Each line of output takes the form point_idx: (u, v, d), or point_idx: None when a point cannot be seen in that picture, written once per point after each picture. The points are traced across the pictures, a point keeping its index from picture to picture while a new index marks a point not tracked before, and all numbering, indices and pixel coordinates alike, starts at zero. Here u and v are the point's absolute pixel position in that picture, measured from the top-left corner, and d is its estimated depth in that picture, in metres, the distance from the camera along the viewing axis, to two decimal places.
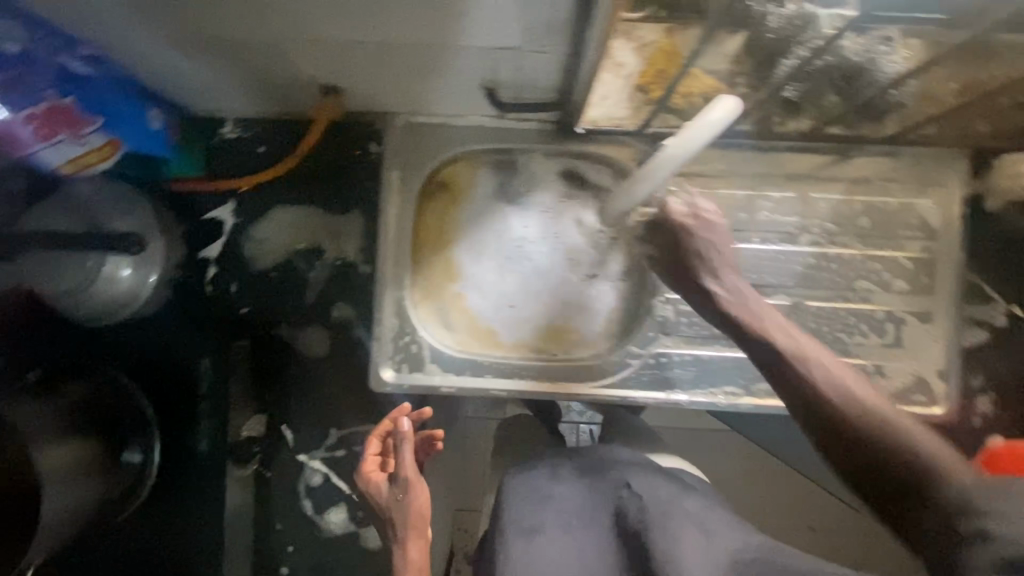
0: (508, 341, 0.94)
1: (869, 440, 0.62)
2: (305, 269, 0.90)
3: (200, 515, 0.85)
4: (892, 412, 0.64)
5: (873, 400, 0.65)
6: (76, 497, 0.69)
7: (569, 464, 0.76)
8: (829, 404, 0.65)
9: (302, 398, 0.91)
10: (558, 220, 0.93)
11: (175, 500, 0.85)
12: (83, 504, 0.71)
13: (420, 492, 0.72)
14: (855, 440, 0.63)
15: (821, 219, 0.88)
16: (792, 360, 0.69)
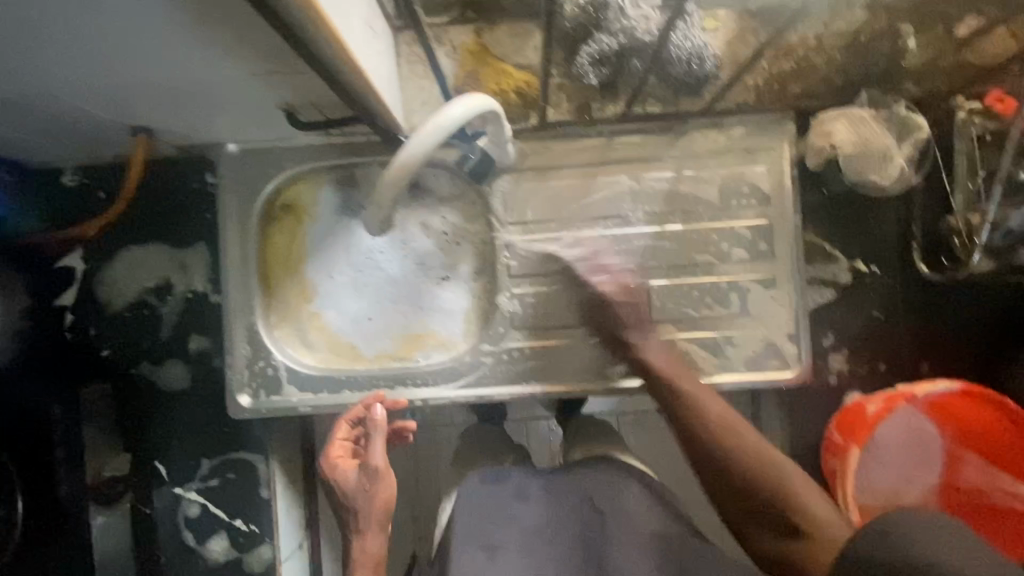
0: (369, 354, 0.95)
1: (756, 481, 0.70)
2: (158, 305, 0.92)
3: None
4: (745, 433, 0.74)
5: (719, 410, 0.77)
6: None
7: (533, 482, 0.81)
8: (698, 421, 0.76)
9: (169, 431, 0.92)
10: (402, 228, 0.94)
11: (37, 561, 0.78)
12: None
13: (383, 488, 0.81)
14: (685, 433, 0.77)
15: (655, 197, 0.89)
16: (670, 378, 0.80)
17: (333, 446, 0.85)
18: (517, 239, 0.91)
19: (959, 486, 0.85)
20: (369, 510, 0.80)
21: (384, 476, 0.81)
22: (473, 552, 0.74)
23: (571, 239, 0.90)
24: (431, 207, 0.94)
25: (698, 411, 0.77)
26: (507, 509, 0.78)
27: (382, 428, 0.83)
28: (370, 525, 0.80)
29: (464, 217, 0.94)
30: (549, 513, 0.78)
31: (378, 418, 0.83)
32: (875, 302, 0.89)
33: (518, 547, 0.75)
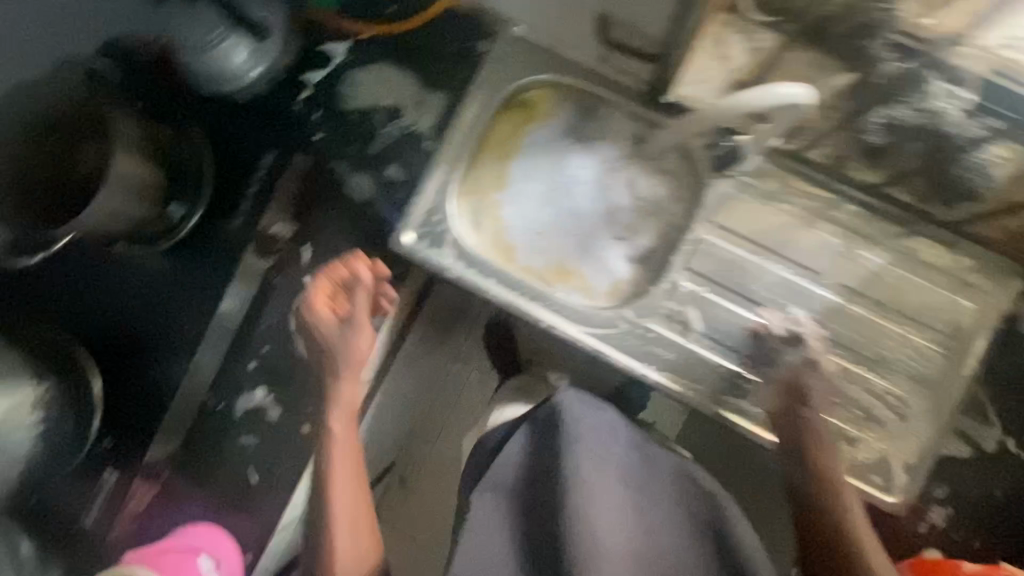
0: (521, 263, 0.99)
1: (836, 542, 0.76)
2: (381, 122, 0.99)
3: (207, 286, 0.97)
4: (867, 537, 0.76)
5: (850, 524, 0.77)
6: (123, 207, 0.83)
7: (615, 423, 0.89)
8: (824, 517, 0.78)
9: (329, 227, 0.98)
10: (612, 175, 0.98)
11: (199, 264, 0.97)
12: (124, 214, 0.83)
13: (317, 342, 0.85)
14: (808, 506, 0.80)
15: (856, 274, 0.89)
16: (805, 454, 0.81)
17: (316, 295, 0.83)
18: (710, 239, 0.92)
19: None
20: (349, 359, 0.82)
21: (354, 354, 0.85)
22: (588, 464, 0.79)
23: (759, 266, 0.91)
24: (648, 170, 0.97)
25: (825, 508, 0.79)
26: (611, 429, 0.87)
27: (366, 287, 0.83)
28: (344, 375, 0.83)
29: (670, 195, 0.96)
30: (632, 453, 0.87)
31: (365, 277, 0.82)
32: (1002, 483, 0.87)
33: (618, 473, 0.82)
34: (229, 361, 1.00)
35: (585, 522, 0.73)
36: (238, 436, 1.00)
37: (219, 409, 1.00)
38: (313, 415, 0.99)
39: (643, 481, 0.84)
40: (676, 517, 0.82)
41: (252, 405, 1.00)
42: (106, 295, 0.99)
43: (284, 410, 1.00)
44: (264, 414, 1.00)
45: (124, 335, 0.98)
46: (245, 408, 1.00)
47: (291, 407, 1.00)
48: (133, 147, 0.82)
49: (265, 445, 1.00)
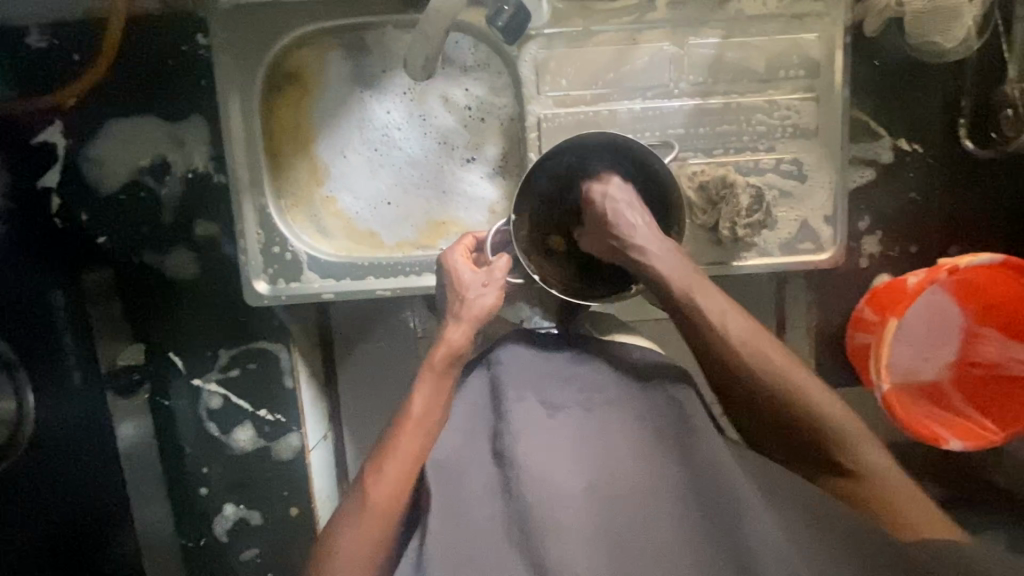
0: (389, 243, 0.89)
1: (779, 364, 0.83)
2: (155, 186, 0.84)
3: (88, 443, 0.82)
4: (794, 371, 0.68)
5: (787, 366, 0.68)
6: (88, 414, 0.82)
7: (563, 352, 0.74)
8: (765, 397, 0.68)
9: (178, 326, 0.88)
10: (422, 101, 0.86)
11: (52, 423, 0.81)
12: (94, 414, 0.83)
13: (416, 441, 0.67)
14: (719, 370, 0.69)
15: (698, 67, 0.83)
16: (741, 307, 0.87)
17: (459, 262, 0.75)
18: (551, 112, 0.83)
19: (976, 361, 0.87)
20: (466, 310, 0.73)
21: (391, 455, 0.66)
22: (536, 409, 0.67)
23: (608, 113, 0.83)
24: (455, 77, 0.86)
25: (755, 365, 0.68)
26: (560, 367, 0.72)
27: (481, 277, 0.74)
28: (461, 327, 0.72)
29: (489, 90, 0.86)
30: (596, 375, 0.71)
31: (460, 263, 0.75)
32: (913, 184, 0.87)
33: (579, 408, 0.68)
34: (181, 498, 0.93)
35: (531, 475, 0.60)
36: (239, 555, 0.95)
37: (202, 544, 0.94)
38: (292, 496, 0.93)
39: (613, 400, 0.69)
40: (648, 433, 0.65)
41: (230, 523, 0.93)
42: None
43: (262, 509, 0.93)
44: (248, 523, 0.93)
45: None
46: (226, 529, 0.94)
47: (268, 504, 0.93)
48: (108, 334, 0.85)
49: (268, 548, 0.94)
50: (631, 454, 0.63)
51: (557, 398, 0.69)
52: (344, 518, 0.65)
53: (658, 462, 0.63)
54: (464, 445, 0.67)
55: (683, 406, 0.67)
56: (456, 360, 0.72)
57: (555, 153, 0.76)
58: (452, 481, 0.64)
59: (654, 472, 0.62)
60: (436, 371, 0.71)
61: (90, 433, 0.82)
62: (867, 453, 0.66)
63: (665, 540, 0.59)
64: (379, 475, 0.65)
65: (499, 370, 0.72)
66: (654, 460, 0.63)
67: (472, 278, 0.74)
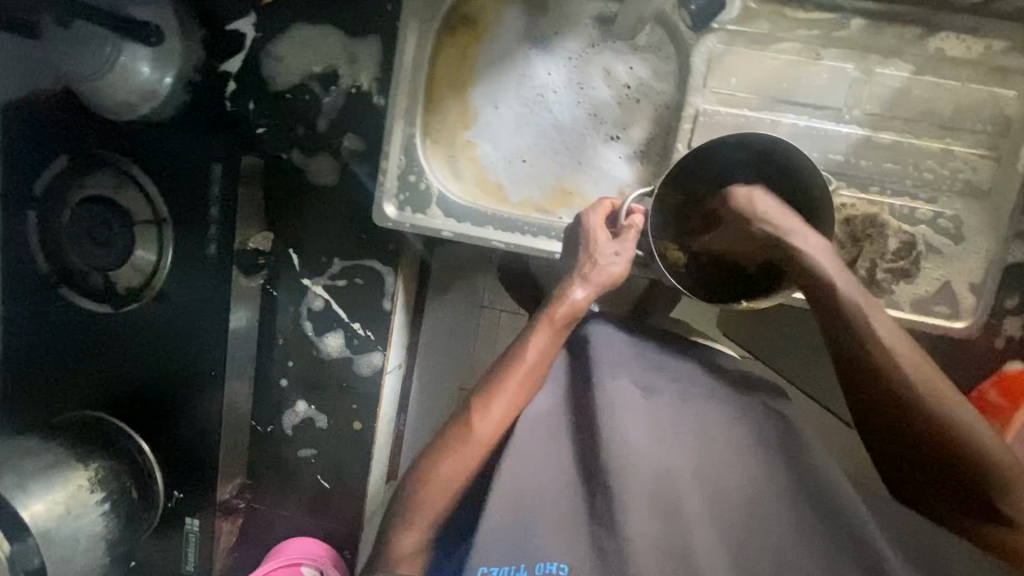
0: (515, 199, 0.91)
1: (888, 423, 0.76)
2: (319, 93, 0.90)
3: (204, 305, 0.90)
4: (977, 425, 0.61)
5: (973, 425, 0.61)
6: (210, 283, 0.89)
7: (660, 345, 0.74)
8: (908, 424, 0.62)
9: (304, 227, 0.93)
10: (584, 69, 0.87)
11: (181, 281, 0.89)
12: (216, 288, 0.89)
13: (521, 390, 0.68)
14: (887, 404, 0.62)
15: (877, 98, 0.79)
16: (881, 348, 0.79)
17: (598, 225, 0.75)
18: (712, 109, 0.82)
19: None
20: (597, 274, 0.73)
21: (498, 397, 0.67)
22: (631, 391, 0.68)
23: (771, 123, 0.81)
24: (623, 53, 0.85)
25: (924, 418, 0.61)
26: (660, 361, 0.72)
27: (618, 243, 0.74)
28: (590, 289, 0.73)
29: (653, 74, 0.85)
30: (695, 375, 0.71)
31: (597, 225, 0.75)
32: None
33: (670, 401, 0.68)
34: (263, 385, 0.99)
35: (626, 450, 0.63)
36: (297, 451, 1.00)
37: (269, 430, 1.00)
38: (360, 410, 0.98)
39: (709, 399, 0.68)
40: (749, 435, 0.66)
41: (298, 419, 0.99)
42: (114, 361, 0.93)
43: (330, 415, 0.98)
44: (314, 424, 0.99)
45: (151, 394, 0.94)
46: (293, 424, 0.99)
47: (336, 411, 0.98)
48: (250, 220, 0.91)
49: (325, 452, 0.99)
50: (730, 450, 0.65)
51: (650, 384, 0.69)
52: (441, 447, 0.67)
53: (757, 465, 0.64)
54: (554, 408, 0.69)
55: (788, 422, 0.67)
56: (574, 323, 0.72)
57: (715, 146, 0.75)
58: (544, 437, 0.67)
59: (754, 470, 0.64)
60: (555, 326, 0.71)
61: (212, 299, 0.90)
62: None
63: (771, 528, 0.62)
64: (486, 413, 0.67)
65: (592, 348, 0.72)
66: (752, 462, 0.64)
67: (608, 243, 0.75)
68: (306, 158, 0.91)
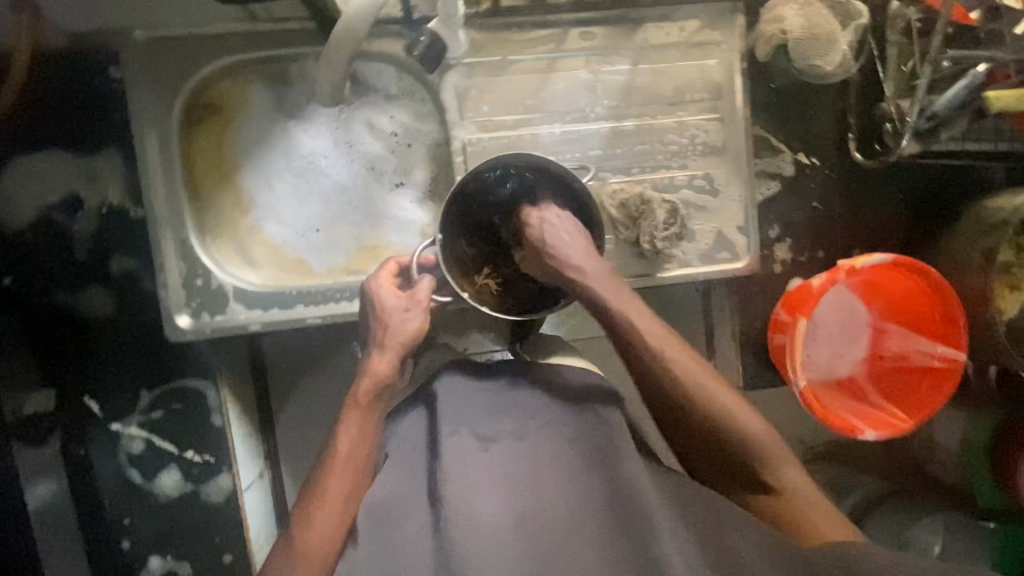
0: (321, 270, 0.89)
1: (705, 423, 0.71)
2: (66, 222, 0.81)
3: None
4: (721, 391, 0.71)
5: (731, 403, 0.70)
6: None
7: (501, 380, 0.73)
8: (686, 415, 0.71)
9: (92, 369, 0.83)
10: (347, 129, 0.87)
11: None
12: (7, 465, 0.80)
13: (348, 479, 0.67)
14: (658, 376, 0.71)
15: (611, 91, 0.88)
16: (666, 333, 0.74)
17: (384, 287, 0.75)
18: (476, 136, 0.86)
19: (884, 354, 0.94)
20: (392, 332, 0.73)
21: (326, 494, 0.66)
22: (470, 448, 0.66)
23: (530, 136, 0.87)
24: (379, 104, 0.87)
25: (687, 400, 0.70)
26: (500, 410, 0.70)
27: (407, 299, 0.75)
28: (389, 353, 0.73)
29: (414, 116, 0.88)
30: (541, 404, 0.71)
31: (382, 289, 0.75)
32: (815, 194, 0.94)
33: (513, 440, 0.67)
34: (101, 554, 0.86)
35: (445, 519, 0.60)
36: None
37: None
38: (224, 542, 0.88)
39: (551, 420, 0.69)
40: (576, 457, 0.66)
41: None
42: None
43: (192, 558, 0.87)
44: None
45: None
46: None
47: (199, 551, 0.87)
48: (25, 381, 0.81)
49: None
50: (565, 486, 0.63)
51: (489, 429, 0.68)
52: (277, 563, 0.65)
53: (583, 490, 0.63)
54: (402, 484, 0.66)
55: (611, 428, 0.67)
56: (382, 392, 0.72)
57: (483, 168, 0.78)
58: (383, 531, 0.63)
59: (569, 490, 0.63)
60: (361, 407, 0.71)
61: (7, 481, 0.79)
62: (778, 464, 0.69)
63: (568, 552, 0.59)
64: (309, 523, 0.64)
65: (437, 407, 0.70)
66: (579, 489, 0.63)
67: (395, 302, 0.75)
68: (75, 297, 0.82)
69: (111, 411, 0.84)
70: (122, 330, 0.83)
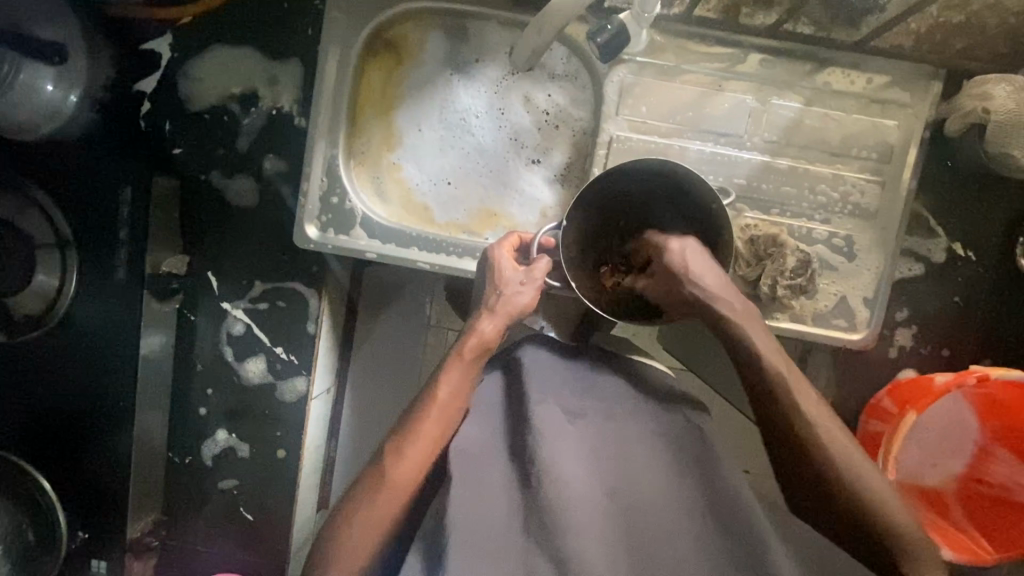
0: (441, 221, 0.92)
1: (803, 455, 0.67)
2: (238, 114, 0.89)
3: (114, 330, 0.85)
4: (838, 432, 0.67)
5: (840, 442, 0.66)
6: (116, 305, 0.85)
7: (586, 364, 0.76)
8: (784, 440, 0.68)
9: (221, 249, 0.91)
10: (505, 95, 0.90)
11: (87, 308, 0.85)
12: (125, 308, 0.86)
13: (441, 424, 0.69)
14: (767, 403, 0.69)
15: (774, 125, 0.85)
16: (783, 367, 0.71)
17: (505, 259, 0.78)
18: (626, 135, 0.86)
19: (982, 479, 0.86)
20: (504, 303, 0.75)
21: (418, 436, 0.68)
22: (560, 415, 0.68)
23: (679, 148, 0.86)
24: (541, 80, 0.89)
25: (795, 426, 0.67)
26: (587, 385, 0.73)
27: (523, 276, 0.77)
28: (499, 321, 0.74)
29: (570, 99, 0.89)
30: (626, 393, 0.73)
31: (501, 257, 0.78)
32: (960, 288, 0.88)
33: (597, 420, 0.70)
34: (179, 413, 0.94)
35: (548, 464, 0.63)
36: (217, 482, 0.95)
37: (187, 462, 0.95)
38: (282, 437, 0.94)
39: (633, 412, 0.71)
40: (667, 453, 0.68)
41: (218, 449, 0.94)
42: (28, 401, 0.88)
43: (252, 442, 0.94)
44: (234, 453, 0.94)
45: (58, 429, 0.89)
46: (213, 454, 0.95)
47: (259, 437, 0.94)
48: (163, 240, 0.87)
49: (247, 484, 0.95)
50: (654, 472, 0.66)
51: (576, 406, 0.70)
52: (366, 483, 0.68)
53: (676, 484, 0.66)
54: (483, 434, 0.70)
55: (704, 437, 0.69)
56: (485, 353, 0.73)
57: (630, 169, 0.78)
58: (473, 468, 0.65)
59: (660, 473, 0.66)
60: (464, 360, 0.72)
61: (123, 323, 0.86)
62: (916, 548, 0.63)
63: (673, 527, 0.63)
64: (400, 456, 0.67)
65: (523, 375, 0.72)
66: (675, 484, 0.66)
67: (514, 275, 0.77)
68: (227, 182, 0.90)
69: (225, 290, 0.92)
70: (255, 223, 0.91)
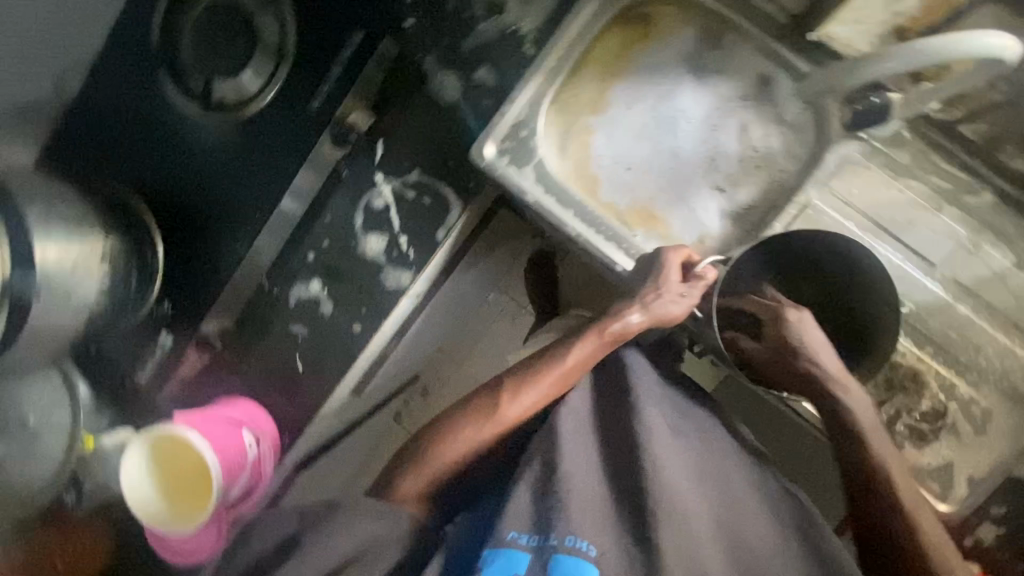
0: (604, 199, 0.91)
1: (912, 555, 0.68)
2: (478, 16, 0.90)
3: (282, 149, 0.94)
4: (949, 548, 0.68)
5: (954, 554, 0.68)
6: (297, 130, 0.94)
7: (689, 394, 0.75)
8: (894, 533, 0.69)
9: (399, 128, 0.94)
10: (724, 115, 0.89)
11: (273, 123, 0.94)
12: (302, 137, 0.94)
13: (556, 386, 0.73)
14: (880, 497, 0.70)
15: (966, 268, 0.82)
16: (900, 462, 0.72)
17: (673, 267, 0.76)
18: (827, 208, 0.85)
19: None
20: (657, 305, 0.75)
21: (537, 384, 0.73)
22: (664, 423, 0.70)
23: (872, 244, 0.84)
24: (766, 117, 0.87)
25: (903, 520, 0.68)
26: (697, 412, 0.74)
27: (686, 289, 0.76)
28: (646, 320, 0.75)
29: (785, 148, 0.87)
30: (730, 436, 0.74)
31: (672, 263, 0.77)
32: None
33: (693, 447, 0.71)
34: (289, 249, 0.97)
35: (652, 460, 0.66)
36: (288, 325, 0.98)
37: (274, 293, 0.98)
38: (365, 314, 0.95)
39: (732, 456, 0.72)
40: (761, 504, 0.70)
41: (307, 296, 0.97)
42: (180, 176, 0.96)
43: (338, 305, 0.96)
44: (318, 307, 0.96)
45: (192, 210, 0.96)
46: (299, 299, 0.97)
47: (346, 303, 0.96)
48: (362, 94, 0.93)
49: (313, 341, 0.97)
50: (750, 509, 0.69)
51: (680, 426, 0.72)
52: (471, 405, 0.75)
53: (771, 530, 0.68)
54: (584, 412, 0.72)
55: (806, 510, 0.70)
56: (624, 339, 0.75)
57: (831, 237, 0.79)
58: (578, 437, 0.69)
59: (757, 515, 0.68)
60: (602, 338, 0.74)
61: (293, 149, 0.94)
62: None
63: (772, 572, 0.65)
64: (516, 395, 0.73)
65: (631, 374, 0.73)
66: (770, 532, 0.68)
67: (677, 285, 0.76)
68: (434, 71, 0.92)
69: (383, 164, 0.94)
70: (441, 120, 0.93)
